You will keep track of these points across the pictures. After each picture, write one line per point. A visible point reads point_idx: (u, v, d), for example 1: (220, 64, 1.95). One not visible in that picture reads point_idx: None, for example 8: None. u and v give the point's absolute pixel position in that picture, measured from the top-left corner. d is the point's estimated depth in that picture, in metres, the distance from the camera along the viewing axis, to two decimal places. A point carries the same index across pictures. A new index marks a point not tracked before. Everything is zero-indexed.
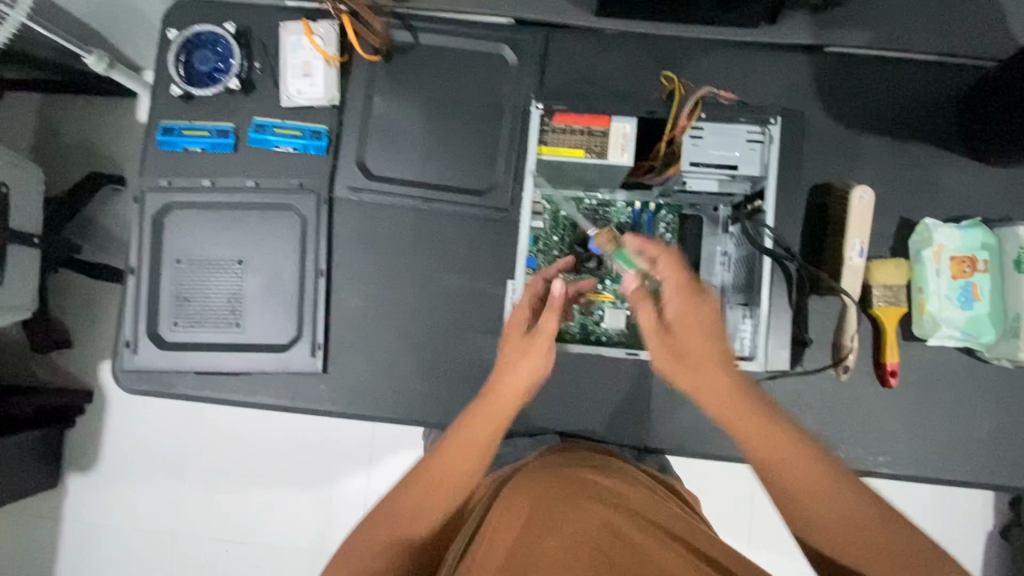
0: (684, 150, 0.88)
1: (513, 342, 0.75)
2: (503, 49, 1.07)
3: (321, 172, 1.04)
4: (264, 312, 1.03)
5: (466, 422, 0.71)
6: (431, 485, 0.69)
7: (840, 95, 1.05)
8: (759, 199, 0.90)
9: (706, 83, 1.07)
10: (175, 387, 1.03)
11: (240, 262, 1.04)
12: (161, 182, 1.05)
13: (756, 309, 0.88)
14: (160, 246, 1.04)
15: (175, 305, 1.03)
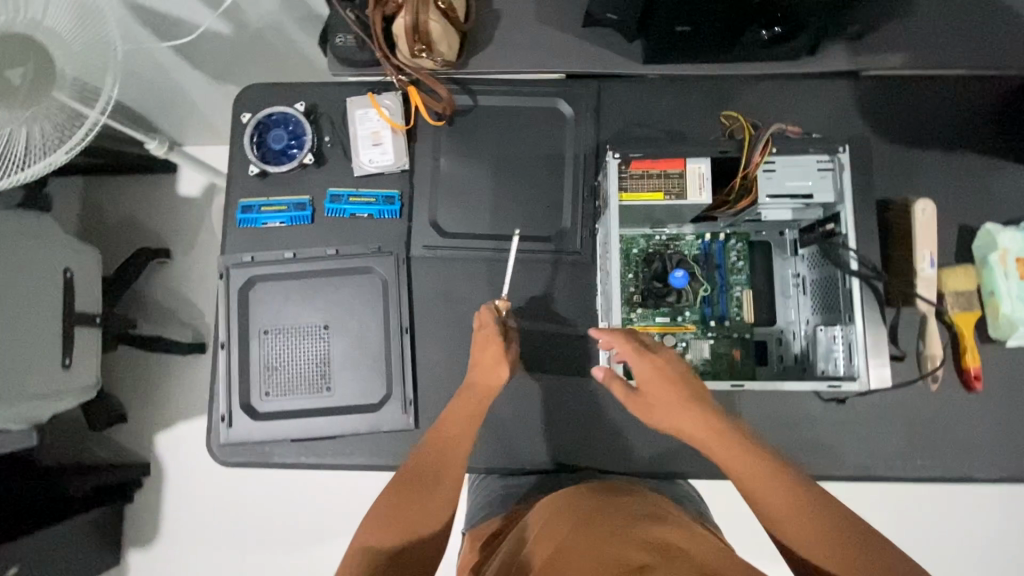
0: (759, 184, 0.92)
1: (484, 351, 0.95)
2: (560, 104, 1.10)
3: (398, 235, 1.08)
4: (354, 375, 1.05)
5: (440, 429, 0.93)
6: (428, 498, 0.87)
7: (893, 114, 1.08)
8: (833, 223, 0.93)
9: (765, 113, 1.08)
10: (271, 456, 1.05)
11: (325, 326, 1.06)
12: (243, 257, 1.07)
13: (846, 329, 0.90)
14: (246, 319, 1.06)
15: (265, 375, 1.05)
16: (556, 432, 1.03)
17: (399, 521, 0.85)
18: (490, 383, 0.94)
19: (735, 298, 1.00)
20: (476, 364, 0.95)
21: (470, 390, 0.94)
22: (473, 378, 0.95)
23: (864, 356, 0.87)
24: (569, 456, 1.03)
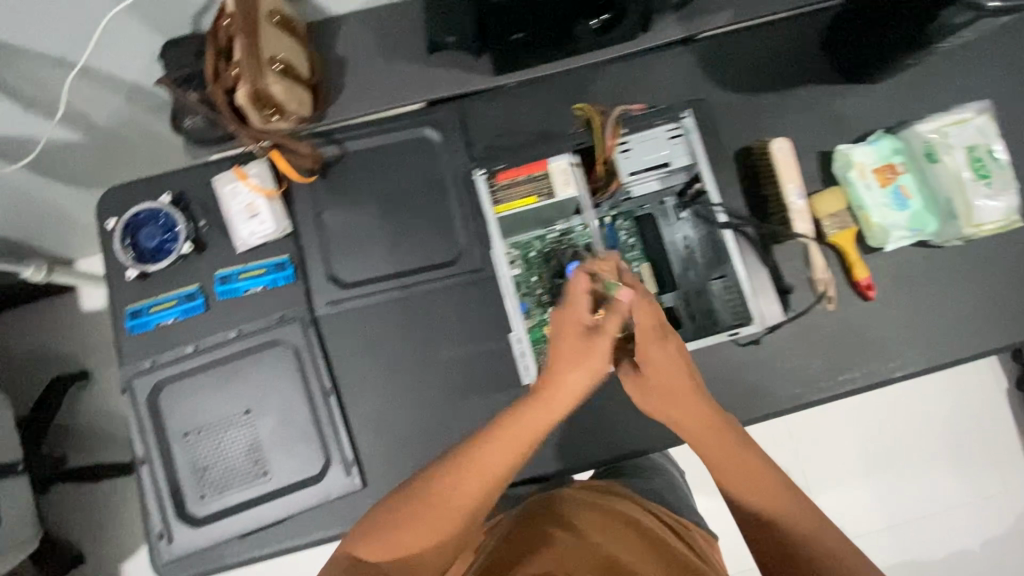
0: (620, 164, 1.04)
1: (568, 339, 0.80)
2: (425, 130, 1.14)
3: (298, 299, 1.09)
4: (286, 453, 1.06)
5: (481, 454, 0.76)
6: (434, 520, 0.73)
7: (731, 67, 1.15)
8: (697, 182, 1.03)
9: (616, 94, 1.15)
10: (223, 557, 1.06)
11: (246, 412, 1.07)
12: (144, 364, 1.08)
13: (734, 275, 1.00)
14: (163, 428, 1.07)
15: (198, 478, 1.06)
16: None
17: (421, 530, 0.73)
18: (528, 413, 0.78)
19: (634, 275, 1.04)
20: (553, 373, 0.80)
21: (507, 418, 0.78)
22: (514, 412, 0.78)
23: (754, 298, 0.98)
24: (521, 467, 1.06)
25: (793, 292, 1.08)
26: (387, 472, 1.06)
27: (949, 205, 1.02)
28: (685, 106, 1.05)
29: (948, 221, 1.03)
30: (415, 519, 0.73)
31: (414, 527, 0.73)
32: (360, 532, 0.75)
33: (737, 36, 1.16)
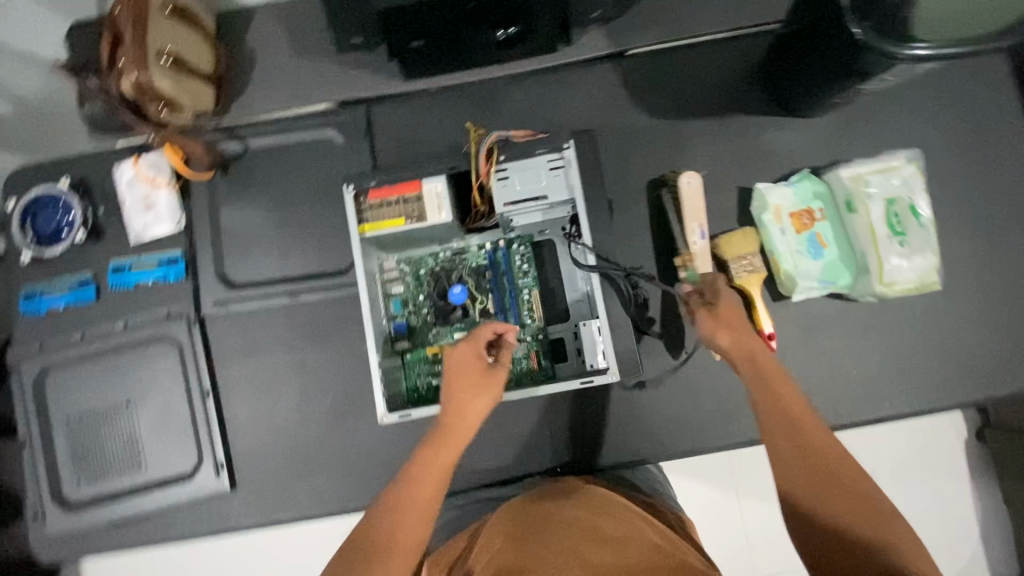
0: (757, 192, 1.01)
1: (465, 380, 0.79)
2: (543, 64, 1.08)
3: (335, 181, 1.07)
4: (161, 446, 1.02)
5: (426, 465, 0.72)
6: (387, 574, 0.62)
7: (866, 134, 1.05)
8: (829, 241, 0.98)
9: (737, 128, 1.06)
10: (98, 544, 1.04)
11: (127, 403, 1.03)
12: (130, 264, 1.06)
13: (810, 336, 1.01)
14: (43, 400, 1.04)
15: (73, 462, 1.02)
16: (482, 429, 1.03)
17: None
18: (470, 422, 0.77)
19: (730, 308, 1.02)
20: (453, 397, 0.78)
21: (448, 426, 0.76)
22: (452, 419, 0.77)
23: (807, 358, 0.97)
24: (500, 462, 1.03)
25: (868, 397, 1.01)
26: (355, 406, 1.02)
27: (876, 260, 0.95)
28: (804, 167, 1.04)
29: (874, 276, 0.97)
30: (368, 570, 0.61)
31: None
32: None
33: (913, 100, 1.05)
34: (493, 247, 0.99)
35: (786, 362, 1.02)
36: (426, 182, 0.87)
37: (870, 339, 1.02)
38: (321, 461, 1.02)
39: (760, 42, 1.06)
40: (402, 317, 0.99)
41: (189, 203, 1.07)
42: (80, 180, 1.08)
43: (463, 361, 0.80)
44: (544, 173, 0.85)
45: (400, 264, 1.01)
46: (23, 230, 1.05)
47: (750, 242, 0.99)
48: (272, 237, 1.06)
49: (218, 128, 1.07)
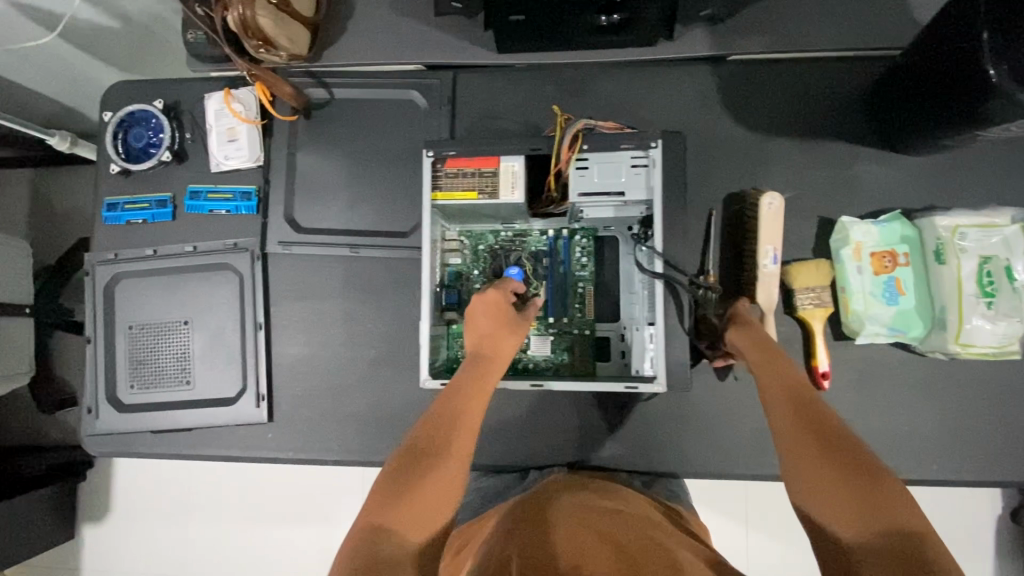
0: (840, 226, 0.96)
1: (497, 319, 0.88)
2: (637, 57, 1.04)
3: (411, 143, 1.07)
4: (211, 368, 1.07)
5: (465, 392, 0.80)
6: (442, 477, 0.68)
7: (972, 182, 0.98)
8: (905, 290, 0.94)
9: (831, 154, 1.00)
10: (137, 447, 1.10)
11: (186, 322, 1.08)
12: (207, 191, 1.10)
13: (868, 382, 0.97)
14: (110, 306, 1.10)
15: (130, 368, 1.08)
16: (512, 411, 1.03)
17: (416, 513, 0.64)
18: (503, 356, 0.86)
19: (787, 338, 0.98)
20: (486, 334, 0.87)
21: (489, 355, 0.85)
22: (487, 349, 0.86)
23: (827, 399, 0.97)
24: (525, 447, 1.02)
25: (919, 455, 0.95)
26: (395, 366, 1.05)
27: (945, 317, 0.91)
28: (896, 207, 0.99)
29: (939, 331, 0.92)
30: (420, 485, 0.66)
31: (422, 497, 0.65)
32: (368, 501, 0.65)
33: None
34: (555, 235, 1.00)
35: (836, 405, 0.97)
36: (503, 159, 0.86)
37: (934, 396, 0.96)
38: (354, 410, 1.05)
39: (872, 68, 1.00)
40: (455, 288, 1.00)
41: (270, 141, 1.10)
42: (173, 103, 1.12)
43: (492, 303, 0.89)
44: (625, 170, 0.83)
45: (460, 235, 1.02)
46: (115, 143, 1.10)
47: (820, 274, 0.95)
48: (342, 189, 1.08)
49: (306, 74, 1.08)
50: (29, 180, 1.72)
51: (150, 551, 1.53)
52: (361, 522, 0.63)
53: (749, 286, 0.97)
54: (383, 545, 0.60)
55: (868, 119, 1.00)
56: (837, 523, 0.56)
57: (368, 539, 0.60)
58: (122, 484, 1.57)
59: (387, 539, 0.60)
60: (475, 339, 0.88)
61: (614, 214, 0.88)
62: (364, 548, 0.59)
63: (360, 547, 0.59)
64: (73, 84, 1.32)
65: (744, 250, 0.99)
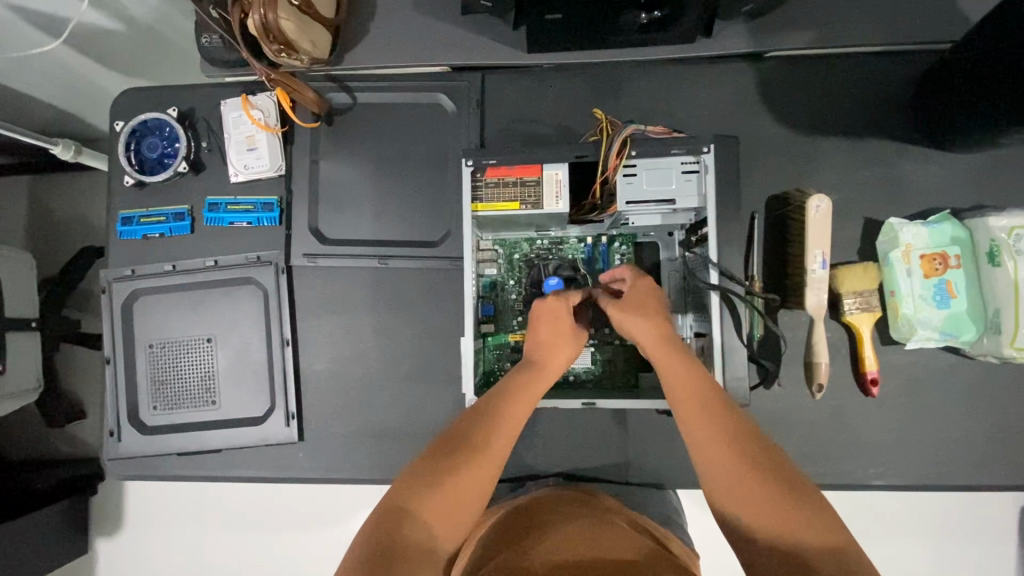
0: (888, 228, 0.94)
1: (557, 324, 0.84)
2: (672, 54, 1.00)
3: (438, 149, 1.04)
4: (237, 386, 1.03)
5: (510, 393, 0.77)
6: (473, 476, 0.66)
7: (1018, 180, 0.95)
8: (955, 293, 0.91)
9: (875, 152, 0.97)
10: (163, 469, 1.06)
11: (208, 340, 1.04)
12: (227, 203, 1.05)
13: (918, 388, 0.94)
14: (129, 324, 1.06)
15: (152, 389, 1.04)
16: (551, 426, 1.00)
17: (443, 508, 0.63)
18: (554, 366, 0.82)
19: (836, 344, 0.96)
20: (540, 341, 0.84)
21: (539, 362, 0.82)
22: (538, 355, 0.83)
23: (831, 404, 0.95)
24: (565, 461, 0.99)
25: (970, 461, 0.93)
26: (429, 380, 1.02)
27: (999, 319, 0.88)
28: (944, 207, 0.96)
29: (991, 334, 0.89)
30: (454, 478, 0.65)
31: (455, 488, 0.64)
32: (398, 481, 0.65)
33: None
34: (593, 242, 0.97)
35: (886, 412, 0.95)
36: (546, 167, 0.83)
37: (984, 400, 0.94)
38: (387, 427, 1.02)
39: (915, 63, 0.98)
40: (490, 299, 0.96)
41: (292, 149, 1.05)
42: (188, 111, 1.07)
43: (554, 312, 0.83)
44: (676, 176, 0.80)
45: (493, 244, 0.98)
46: (128, 153, 1.05)
47: (869, 278, 0.92)
48: (368, 198, 1.04)
49: (329, 78, 1.04)
50: (27, 187, 1.66)
51: (164, 568, 1.49)
52: (390, 500, 0.63)
53: (796, 291, 0.93)
54: (407, 528, 0.60)
55: (912, 117, 0.98)
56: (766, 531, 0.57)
57: (386, 521, 0.60)
58: (134, 499, 1.52)
59: (414, 521, 0.61)
60: (531, 343, 0.84)
61: (661, 220, 0.86)
62: (390, 529, 0.59)
63: (383, 529, 0.59)
64: (76, 91, 1.26)
65: (789, 254, 0.95)
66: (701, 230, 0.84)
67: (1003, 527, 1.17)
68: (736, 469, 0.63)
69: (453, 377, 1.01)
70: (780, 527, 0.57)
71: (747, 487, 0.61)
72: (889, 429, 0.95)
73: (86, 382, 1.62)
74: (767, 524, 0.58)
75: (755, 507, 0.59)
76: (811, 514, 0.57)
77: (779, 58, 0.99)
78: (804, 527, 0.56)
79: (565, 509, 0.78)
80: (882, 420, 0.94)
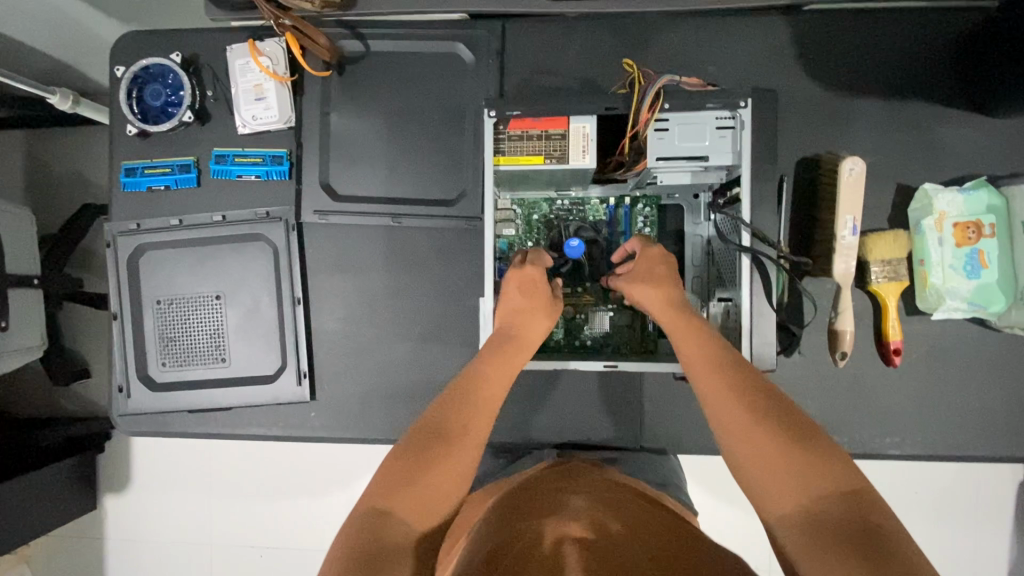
0: (922, 195, 0.91)
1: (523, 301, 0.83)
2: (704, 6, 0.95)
3: (455, 103, 0.99)
4: (248, 345, 1.02)
5: (484, 377, 0.76)
6: (450, 464, 0.65)
7: None
8: (987, 263, 0.89)
9: (912, 115, 0.93)
10: (172, 426, 1.05)
11: (217, 297, 1.02)
12: (235, 155, 1.01)
13: (941, 359, 0.93)
14: (135, 279, 1.03)
15: (160, 346, 1.02)
16: (566, 391, 0.98)
17: (422, 498, 0.62)
18: (529, 338, 0.81)
19: (860, 315, 0.93)
20: (517, 316, 0.82)
21: (510, 338, 0.80)
22: (515, 329, 0.81)
23: (852, 374, 0.93)
24: (580, 426, 0.98)
25: (988, 433, 0.92)
26: (444, 343, 1.00)
27: None
28: (981, 173, 0.93)
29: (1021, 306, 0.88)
30: (432, 469, 0.64)
31: (434, 479, 0.63)
32: (372, 484, 0.63)
33: None
34: (616, 203, 0.94)
35: (908, 383, 0.93)
36: (573, 119, 0.79)
37: (1007, 372, 0.93)
38: (401, 388, 1.00)
39: (960, 19, 0.92)
40: (508, 260, 0.93)
41: (301, 100, 1.01)
42: (192, 57, 1.02)
43: (530, 280, 0.83)
44: (710, 132, 0.77)
45: (512, 203, 0.95)
46: (129, 101, 1.01)
47: (898, 246, 0.90)
48: (381, 152, 1.00)
49: (340, 25, 0.99)
50: (24, 142, 1.61)
51: (173, 525, 1.51)
52: (363, 507, 0.61)
53: (824, 257, 0.90)
54: (391, 530, 0.58)
55: (955, 77, 0.93)
56: (781, 486, 0.58)
57: (371, 521, 0.58)
58: (142, 457, 1.53)
59: (393, 522, 0.59)
60: (505, 314, 0.83)
61: (691, 179, 0.82)
62: (370, 534, 0.57)
63: (366, 533, 0.57)
64: (73, 38, 1.20)
65: (817, 219, 0.92)
66: (732, 190, 0.81)
67: (1011, 500, 1.18)
68: (745, 424, 0.63)
69: (468, 339, 0.99)
70: (802, 489, 0.57)
71: (762, 448, 0.61)
72: (910, 400, 0.93)
73: (90, 340, 1.60)
74: (786, 487, 0.58)
75: (773, 473, 0.59)
76: (825, 466, 0.58)
77: (818, 12, 0.94)
78: (821, 476, 0.57)
79: (539, 485, 0.76)
80: (902, 390, 0.93)
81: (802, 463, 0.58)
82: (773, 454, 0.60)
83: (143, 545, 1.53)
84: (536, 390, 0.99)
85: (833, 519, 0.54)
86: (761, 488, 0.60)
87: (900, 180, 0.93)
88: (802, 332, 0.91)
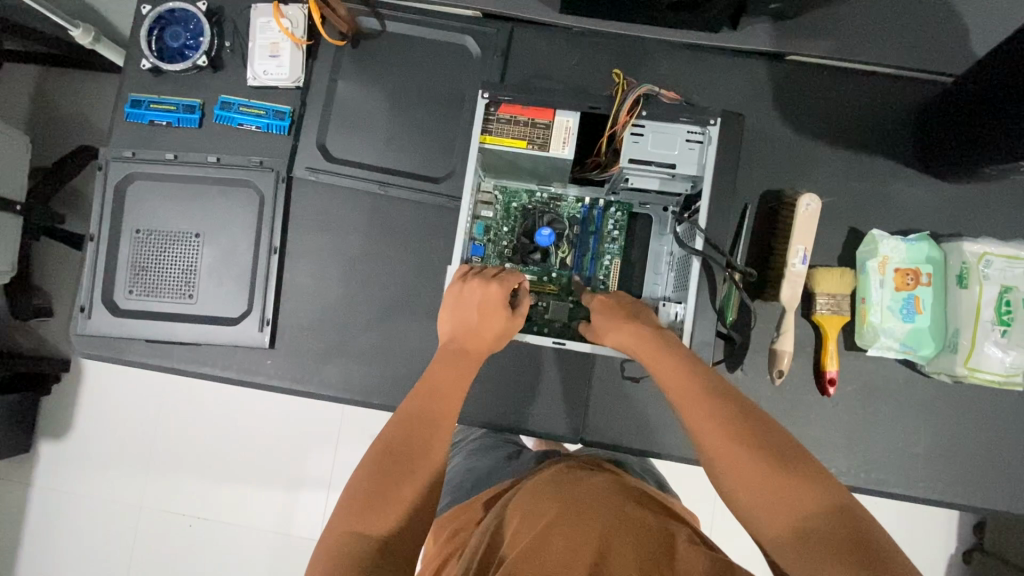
0: (870, 241, 0.98)
1: (482, 312, 0.83)
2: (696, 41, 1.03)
3: (458, 90, 1.06)
4: (217, 286, 1.04)
5: (439, 385, 0.79)
6: (412, 480, 0.67)
7: (993, 214, 1.01)
8: (923, 309, 0.95)
9: (869, 166, 1.02)
10: (126, 354, 1.05)
11: (196, 235, 1.05)
12: (241, 105, 1.06)
13: (872, 394, 0.98)
14: (118, 206, 1.05)
15: (132, 273, 1.04)
16: (517, 376, 1.02)
17: (387, 511, 0.64)
18: (478, 349, 0.84)
19: (803, 342, 0.99)
20: (466, 327, 0.84)
21: (465, 348, 0.84)
22: (464, 343, 0.84)
23: (790, 397, 0.98)
24: (526, 412, 1.01)
25: (909, 471, 0.97)
26: (408, 310, 1.03)
27: (957, 338, 0.92)
28: (924, 229, 1.01)
29: (948, 353, 0.94)
30: (393, 484, 0.66)
31: (398, 498, 0.65)
32: (338, 510, 0.64)
33: None
34: (590, 204, 0.99)
35: (839, 413, 0.98)
36: (559, 113, 0.85)
37: (931, 416, 0.98)
38: (359, 350, 1.03)
39: (919, 89, 1.02)
40: (483, 241, 0.96)
41: (313, 63, 1.07)
42: (216, 9, 1.08)
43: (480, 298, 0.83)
44: (680, 143, 0.84)
45: (494, 190, 1.00)
46: (149, 39, 1.06)
47: (844, 283, 0.96)
48: (378, 124, 1.06)
49: (362, 2, 1.06)
50: (35, 75, 1.64)
51: (106, 471, 1.48)
52: (335, 534, 0.62)
53: (774, 283, 0.97)
54: (360, 551, 0.60)
55: (910, 140, 1.02)
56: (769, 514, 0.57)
57: (341, 546, 0.60)
58: (87, 399, 1.51)
59: (364, 541, 0.61)
60: (458, 326, 0.85)
61: (659, 186, 0.88)
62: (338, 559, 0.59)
63: (335, 560, 0.59)
64: None
65: (774, 247, 0.99)
66: (696, 202, 0.88)
67: None
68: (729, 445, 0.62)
69: (434, 313, 1.03)
70: (790, 513, 0.56)
71: (740, 467, 0.60)
72: (839, 430, 0.98)
73: (61, 275, 1.60)
74: (771, 513, 0.57)
75: (765, 494, 0.58)
76: (809, 489, 0.57)
77: (797, 63, 1.03)
78: (805, 498, 0.56)
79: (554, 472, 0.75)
80: (833, 418, 0.98)
81: (778, 483, 0.58)
82: (746, 462, 0.60)
83: (69, 490, 1.49)
84: (491, 371, 1.02)
85: (830, 536, 0.53)
86: (753, 513, 0.59)
87: (852, 228, 1.01)
88: (745, 343, 0.97)
